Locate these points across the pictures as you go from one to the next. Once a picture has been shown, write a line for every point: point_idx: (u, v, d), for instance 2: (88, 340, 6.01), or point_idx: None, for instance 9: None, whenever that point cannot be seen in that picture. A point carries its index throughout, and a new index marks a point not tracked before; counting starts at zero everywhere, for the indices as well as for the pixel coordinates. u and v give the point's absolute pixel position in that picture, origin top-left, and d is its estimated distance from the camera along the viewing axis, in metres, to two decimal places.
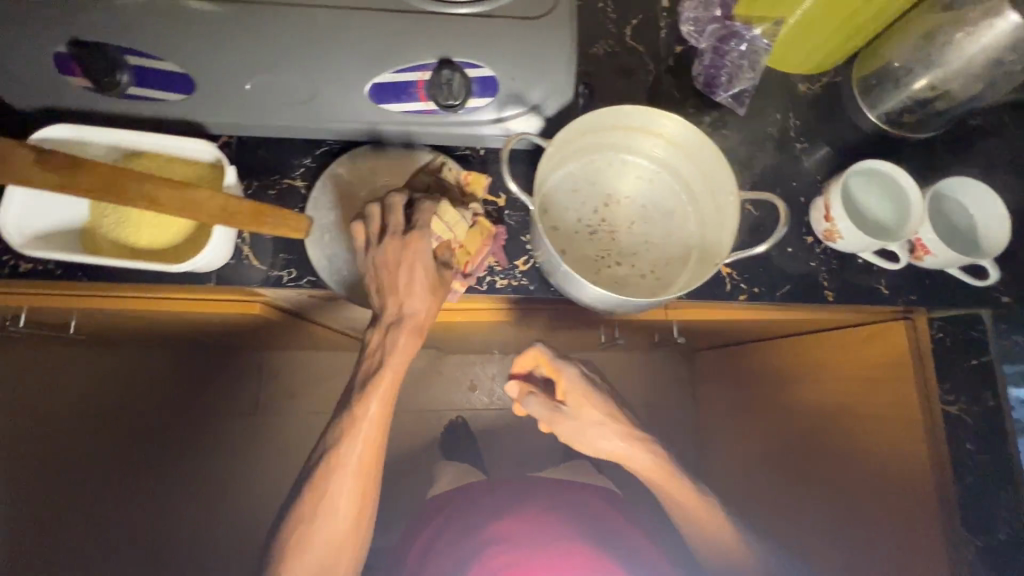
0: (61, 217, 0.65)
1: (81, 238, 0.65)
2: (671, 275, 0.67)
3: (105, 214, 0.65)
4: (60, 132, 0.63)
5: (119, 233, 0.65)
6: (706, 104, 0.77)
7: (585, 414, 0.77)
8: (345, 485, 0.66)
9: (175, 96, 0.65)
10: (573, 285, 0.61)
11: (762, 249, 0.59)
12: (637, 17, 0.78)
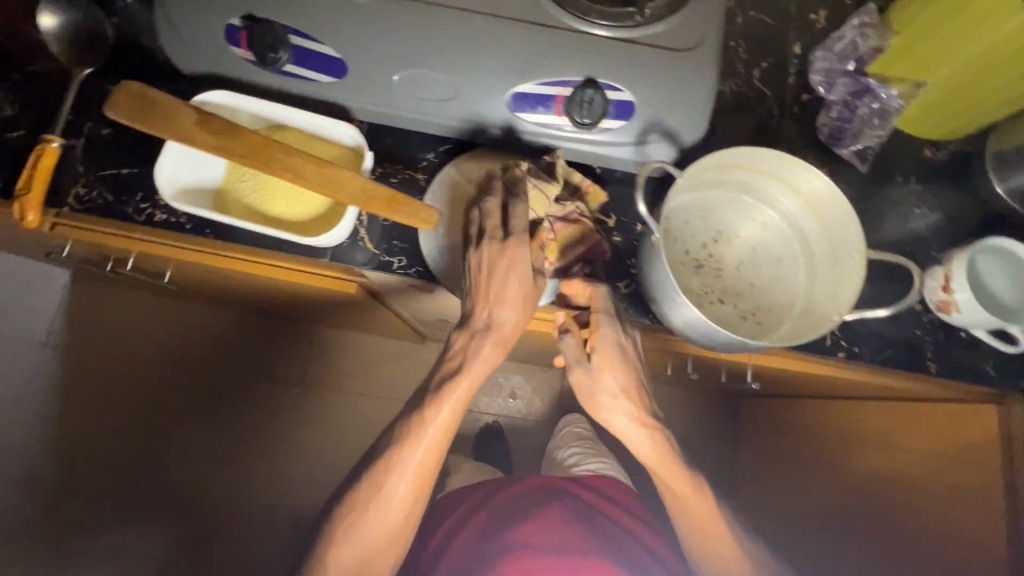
0: (203, 176, 0.67)
1: (217, 199, 0.67)
2: (773, 320, 0.67)
3: (245, 180, 0.68)
4: (220, 97, 0.67)
5: (255, 199, 0.67)
6: (826, 155, 0.76)
7: (605, 379, 0.65)
8: (405, 480, 0.66)
9: (325, 80, 0.67)
10: (683, 317, 0.62)
11: (883, 312, 0.58)
12: (767, 61, 0.79)
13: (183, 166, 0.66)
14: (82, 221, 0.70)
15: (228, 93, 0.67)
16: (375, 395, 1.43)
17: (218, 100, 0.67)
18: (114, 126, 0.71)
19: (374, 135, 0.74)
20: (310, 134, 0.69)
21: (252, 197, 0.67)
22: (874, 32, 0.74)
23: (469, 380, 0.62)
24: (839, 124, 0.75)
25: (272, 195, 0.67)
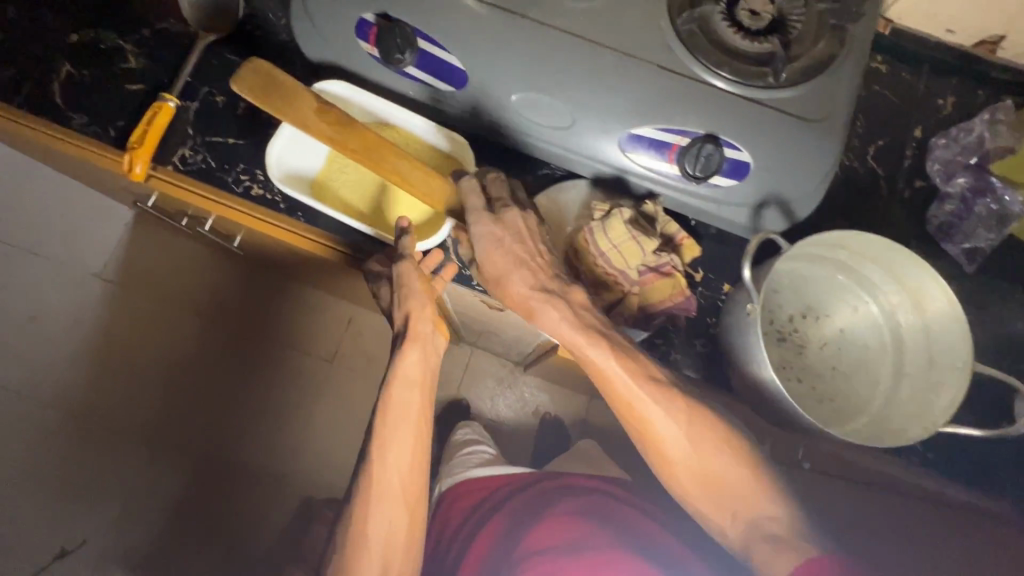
0: (307, 163, 0.70)
1: (316, 186, 0.70)
2: (849, 410, 0.64)
3: (347, 174, 0.71)
4: (338, 88, 0.69)
5: (353, 195, 0.70)
6: (931, 247, 0.73)
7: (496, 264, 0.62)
8: (398, 468, 0.66)
9: (444, 87, 0.68)
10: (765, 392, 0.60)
11: (973, 432, 0.57)
12: (884, 139, 0.76)
13: (292, 149, 0.69)
14: (180, 182, 0.71)
15: (346, 85, 0.69)
16: None
17: (336, 92, 0.69)
18: (229, 96, 0.73)
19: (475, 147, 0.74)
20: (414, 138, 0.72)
21: (351, 192, 0.70)
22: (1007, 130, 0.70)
23: (401, 381, 0.66)
24: (951, 220, 0.72)
25: (370, 193, 0.71)
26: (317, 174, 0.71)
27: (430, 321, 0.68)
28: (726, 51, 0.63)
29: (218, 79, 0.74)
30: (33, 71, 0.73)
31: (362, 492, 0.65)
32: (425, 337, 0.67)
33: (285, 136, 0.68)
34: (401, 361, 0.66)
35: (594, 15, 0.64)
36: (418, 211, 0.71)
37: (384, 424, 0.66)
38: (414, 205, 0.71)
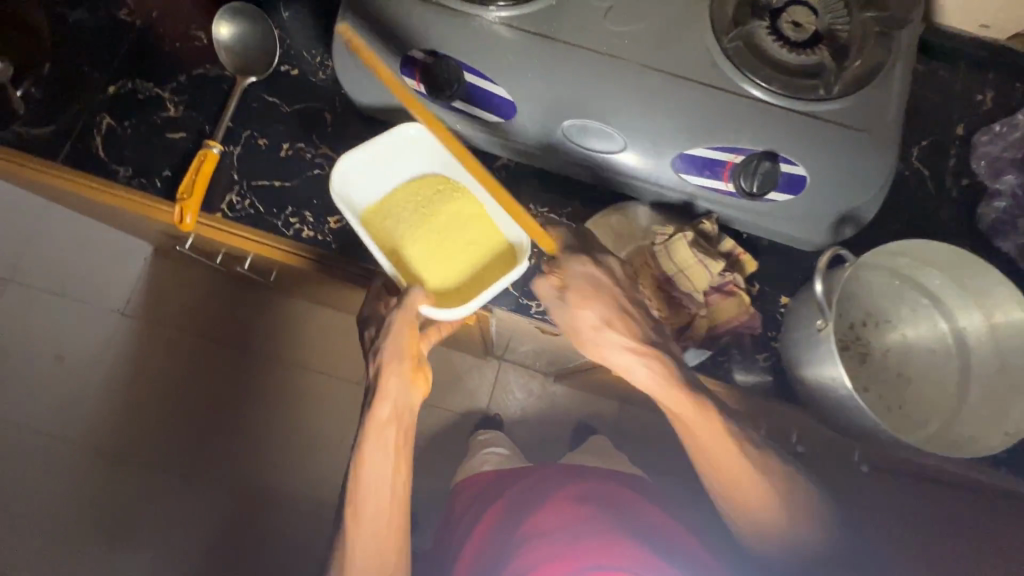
0: (367, 194, 0.70)
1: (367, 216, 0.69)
2: (921, 417, 0.64)
3: (399, 216, 0.70)
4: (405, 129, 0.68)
5: (393, 236, 0.68)
6: (984, 245, 0.73)
7: (585, 309, 0.63)
8: (376, 519, 0.66)
9: (493, 119, 0.68)
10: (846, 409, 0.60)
11: None
12: (927, 140, 0.76)
13: (356, 177, 0.69)
14: (231, 229, 0.71)
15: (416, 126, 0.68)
16: None
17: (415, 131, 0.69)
18: (272, 139, 0.73)
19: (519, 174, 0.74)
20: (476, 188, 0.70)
21: (394, 232, 0.69)
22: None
23: (378, 429, 0.67)
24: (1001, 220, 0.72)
25: (410, 239, 0.69)
26: (370, 205, 0.70)
27: (408, 367, 0.67)
28: (775, 66, 0.63)
29: (260, 123, 0.74)
30: (73, 126, 0.72)
31: (345, 547, 0.66)
32: (398, 389, 0.67)
33: (353, 158, 0.68)
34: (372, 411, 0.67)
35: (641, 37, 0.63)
36: (449, 273, 0.68)
37: (362, 474, 0.67)
38: (447, 265, 0.68)
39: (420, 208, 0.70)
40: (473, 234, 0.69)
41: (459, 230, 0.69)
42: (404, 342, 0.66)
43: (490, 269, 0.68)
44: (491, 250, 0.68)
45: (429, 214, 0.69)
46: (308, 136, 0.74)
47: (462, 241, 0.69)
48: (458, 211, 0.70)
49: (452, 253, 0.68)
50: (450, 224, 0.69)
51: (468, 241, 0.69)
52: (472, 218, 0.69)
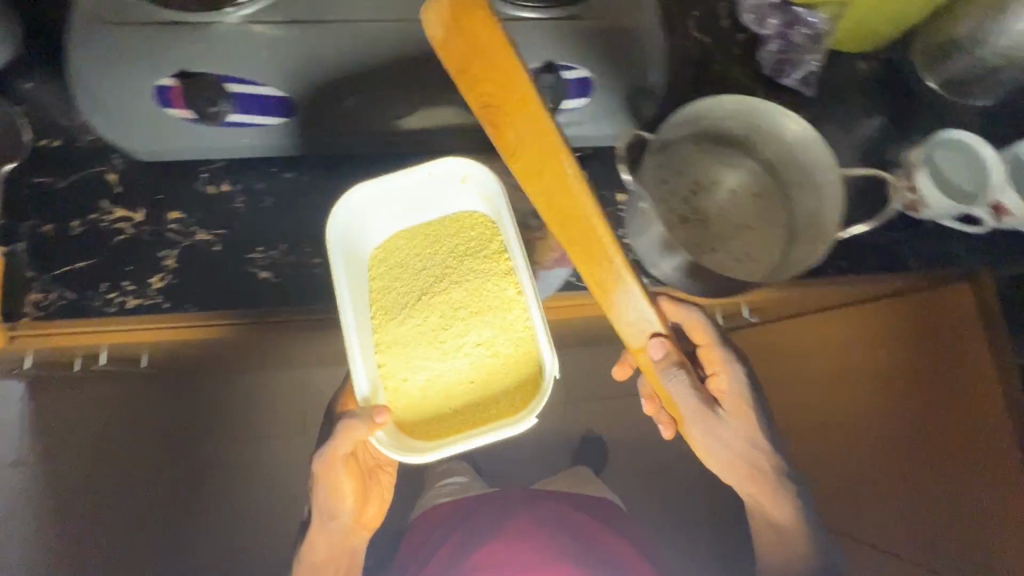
0: (381, 235, 0.71)
1: (374, 256, 0.71)
2: (766, 256, 0.69)
3: (406, 270, 0.70)
4: (448, 164, 0.66)
5: (394, 298, 0.69)
6: (774, 87, 0.79)
7: (737, 422, 0.70)
8: None
9: (274, 121, 0.65)
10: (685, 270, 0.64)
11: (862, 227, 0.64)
12: (699, 9, 0.80)
13: (372, 214, 0.68)
14: (45, 329, 0.65)
15: (464, 162, 0.66)
16: None
17: (458, 170, 0.66)
18: (57, 222, 0.67)
19: (334, 167, 0.72)
20: (491, 285, 0.68)
21: (393, 293, 0.69)
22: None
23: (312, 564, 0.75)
24: (778, 60, 0.77)
25: (416, 315, 0.68)
26: (378, 246, 0.71)
27: (344, 511, 0.77)
28: None
29: (37, 210, 0.67)
30: None
31: None
32: (333, 535, 0.76)
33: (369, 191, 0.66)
34: (306, 548, 0.75)
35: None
36: (439, 378, 0.66)
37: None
38: (439, 364, 0.67)
39: (442, 263, 0.70)
40: (492, 345, 0.66)
41: (472, 336, 0.67)
42: (338, 494, 0.73)
43: (488, 401, 0.65)
44: (505, 381, 0.65)
45: (443, 283, 0.69)
46: (98, 206, 0.68)
47: (466, 351, 0.67)
48: (482, 293, 0.68)
49: (449, 357, 0.67)
50: (469, 313, 0.68)
51: (477, 356, 0.66)
52: (496, 322, 0.67)
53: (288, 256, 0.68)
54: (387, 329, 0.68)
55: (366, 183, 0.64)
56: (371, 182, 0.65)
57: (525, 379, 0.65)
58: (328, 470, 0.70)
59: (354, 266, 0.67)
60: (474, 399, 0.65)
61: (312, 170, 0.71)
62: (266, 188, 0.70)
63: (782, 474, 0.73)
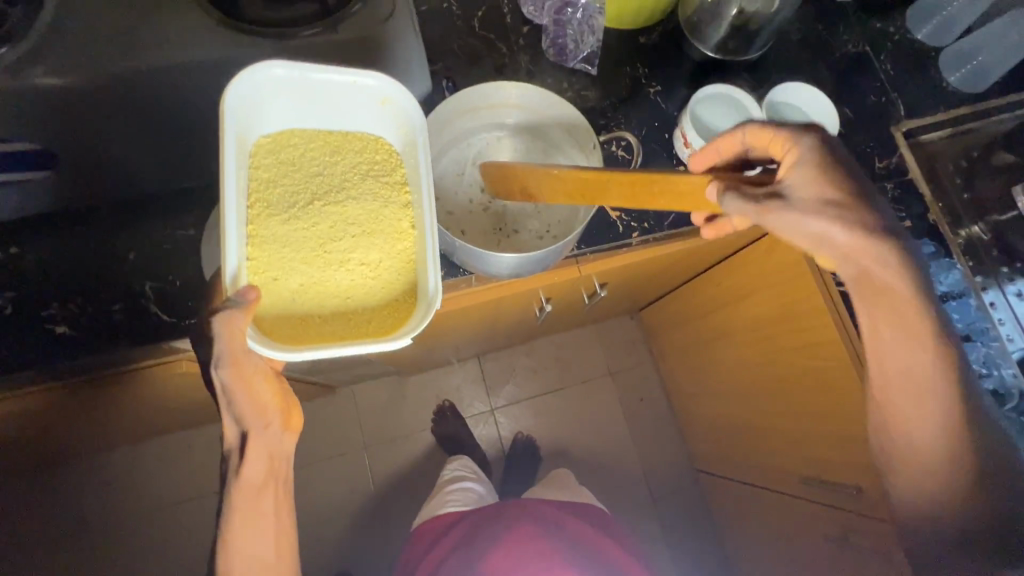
0: (276, 128, 0.63)
1: (262, 146, 0.63)
2: (565, 229, 0.74)
3: (298, 170, 0.63)
4: (378, 80, 0.61)
5: (280, 194, 0.62)
6: (562, 72, 0.83)
7: (812, 195, 0.55)
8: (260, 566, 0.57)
9: (43, 174, 0.65)
10: (477, 258, 0.66)
11: None
12: (481, 9, 0.83)
13: (270, 101, 0.61)
14: None
15: (396, 84, 0.61)
16: (334, 454, 1.47)
17: (379, 90, 0.62)
18: None
19: (129, 212, 0.71)
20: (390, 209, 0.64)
21: (282, 190, 0.62)
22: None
23: (247, 492, 0.58)
24: (557, 42, 0.83)
25: (306, 221, 0.62)
26: (271, 137, 0.63)
27: (275, 417, 0.62)
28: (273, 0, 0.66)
29: None
30: None
31: None
32: (269, 454, 0.60)
33: (280, 78, 0.59)
34: (237, 473, 0.58)
35: (124, 25, 0.60)
36: (314, 284, 0.60)
37: (230, 545, 0.57)
38: (317, 271, 0.61)
39: (337, 173, 0.64)
40: (375, 268, 0.62)
41: (358, 255, 0.62)
42: (259, 399, 0.59)
43: (356, 319, 0.60)
44: (372, 303, 0.61)
45: (336, 195, 0.63)
46: None
47: (348, 265, 0.61)
48: (377, 217, 0.63)
49: (328, 271, 0.61)
50: (363, 232, 0.63)
51: (363, 271, 0.61)
52: (382, 245, 0.63)
53: (84, 308, 0.67)
54: (263, 225, 0.60)
55: (277, 62, 0.57)
56: (289, 63, 0.58)
57: (391, 303, 0.61)
58: (240, 368, 0.56)
59: (242, 153, 0.59)
60: (340, 312, 0.60)
61: (103, 219, 0.71)
62: (49, 243, 0.69)
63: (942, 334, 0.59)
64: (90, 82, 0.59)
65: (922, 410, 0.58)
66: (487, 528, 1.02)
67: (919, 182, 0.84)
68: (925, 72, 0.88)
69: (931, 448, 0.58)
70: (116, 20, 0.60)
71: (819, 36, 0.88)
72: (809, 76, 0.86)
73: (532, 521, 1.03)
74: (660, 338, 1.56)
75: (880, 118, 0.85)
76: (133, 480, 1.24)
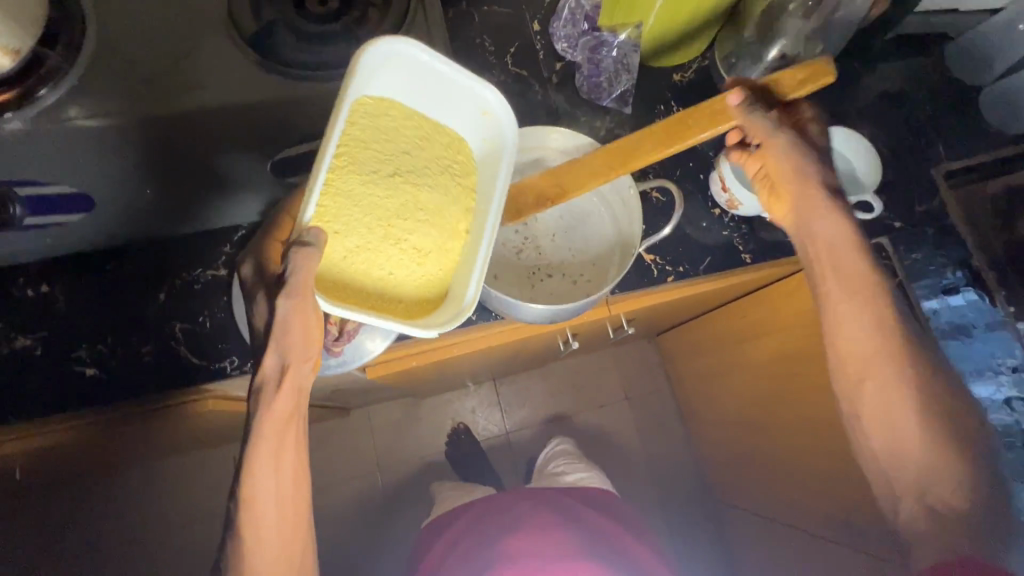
0: (378, 90, 0.61)
1: (361, 101, 0.60)
2: (599, 274, 0.73)
3: (386, 139, 0.61)
4: (490, 95, 0.62)
5: (366, 155, 0.60)
6: (595, 110, 0.83)
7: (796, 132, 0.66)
8: (275, 501, 0.59)
9: (77, 217, 0.64)
10: (513, 309, 0.65)
11: (668, 230, 0.68)
12: (514, 46, 0.84)
13: (388, 66, 0.59)
14: None
15: (505, 104, 0.62)
16: (345, 476, 1.45)
17: (487, 103, 0.62)
18: None
19: (159, 251, 0.71)
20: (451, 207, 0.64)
21: (368, 151, 0.60)
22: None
23: (274, 424, 0.58)
24: (591, 80, 0.81)
25: (381, 195, 0.60)
26: (371, 96, 0.61)
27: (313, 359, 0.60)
28: (312, 41, 0.66)
29: None
30: None
31: (241, 531, 0.58)
32: (300, 387, 0.59)
33: (411, 55, 0.58)
34: (268, 409, 0.57)
35: (169, 71, 0.61)
36: (367, 252, 0.59)
37: (251, 473, 0.58)
38: (374, 240, 0.60)
39: (422, 159, 0.63)
40: (422, 255, 0.62)
41: (415, 245, 0.62)
42: (310, 335, 0.57)
43: (389, 297, 0.60)
44: (411, 291, 0.61)
45: (415, 179, 0.62)
46: None
47: (402, 249, 0.61)
48: (442, 213, 0.63)
49: (383, 245, 0.60)
50: (428, 224, 0.62)
51: (415, 259, 0.61)
52: (438, 242, 0.62)
53: (114, 349, 0.66)
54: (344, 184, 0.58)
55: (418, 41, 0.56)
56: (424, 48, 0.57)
57: (426, 297, 0.62)
58: (302, 305, 0.54)
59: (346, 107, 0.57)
60: (378, 288, 0.60)
61: (134, 258, 0.70)
62: (81, 282, 0.68)
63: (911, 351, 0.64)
64: (123, 123, 0.58)
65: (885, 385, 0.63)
66: (502, 516, 1.02)
67: (961, 226, 0.81)
68: (966, 112, 0.87)
69: (902, 417, 0.62)
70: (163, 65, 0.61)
71: (857, 74, 0.86)
72: (847, 116, 0.85)
73: (547, 510, 1.03)
74: (677, 364, 1.54)
75: (919, 160, 0.84)
76: (146, 501, 1.23)
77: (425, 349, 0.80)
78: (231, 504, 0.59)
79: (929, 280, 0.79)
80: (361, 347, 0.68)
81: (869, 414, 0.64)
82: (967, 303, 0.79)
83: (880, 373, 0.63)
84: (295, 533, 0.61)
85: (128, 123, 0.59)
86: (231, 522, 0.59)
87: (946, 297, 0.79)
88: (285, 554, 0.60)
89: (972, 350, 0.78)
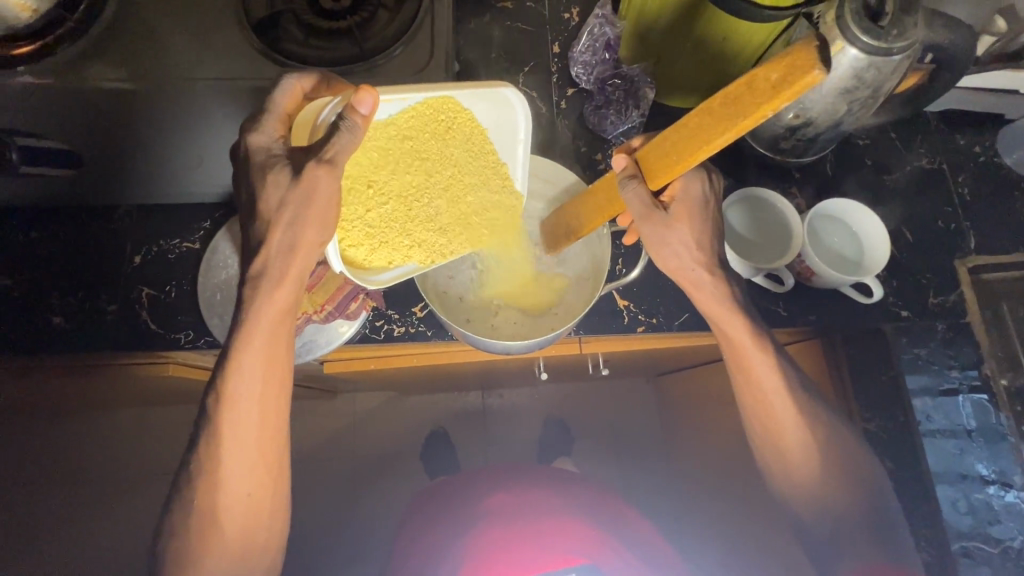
0: (473, 107, 0.59)
1: (449, 102, 0.57)
2: (567, 309, 0.70)
3: (476, 137, 0.61)
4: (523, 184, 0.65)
5: (462, 131, 0.60)
6: (598, 142, 0.80)
7: (684, 225, 0.59)
8: (253, 410, 0.56)
9: (64, 171, 0.67)
10: (475, 341, 0.64)
11: (636, 275, 0.65)
12: (530, 65, 0.82)
13: (502, 111, 0.60)
14: None
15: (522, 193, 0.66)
16: None
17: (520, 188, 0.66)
18: None
19: (145, 216, 0.74)
20: (456, 227, 0.64)
21: (463, 133, 0.60)
22: (617, 17, 0.75)
23: (270, 322, 0.55)
24: (598, 111, 0.79)
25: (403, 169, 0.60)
26: (489, 111, 0.60)
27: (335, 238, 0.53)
28: (317, 36, 0.66)
29: None
30: None
31: (213, 429, 0.57)
32: (302, 282, 0.55)
33: (513, 121, 0.60)
34: (263, 302, 0.54)
35: (168, 41, 0.61)
36: (401, 188, 0.60)
37: (236, 365, 0.55)
38: (413, 187, 0.61)
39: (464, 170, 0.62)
40: (421, 224, 0.61)
41: (384, 219, 0.59)
42: (330, 210, 0.50)
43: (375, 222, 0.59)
44: (392, 233, 0.60)
45: (465, 185, 0.63)
46: None
47: (371, 210, 0.58)
48: (455, 220, 0.64)
49: (412, 193, 0.61)
50: (434, 219, 0.62)
51: (376, 230, 0.59)
52: (431, 230, 0.62)
53: (82, 303, 0.70)
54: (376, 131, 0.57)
55: (529, 110, 0.59)
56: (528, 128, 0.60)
57: (384, 248, 0.59)
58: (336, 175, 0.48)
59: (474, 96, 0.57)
60: (383, 211, 0.59)
61: (121, 220, 0.74)
62: (67, 234, 0.73)
63: (809, 419, 0.65)
64: (137, 88, 0.59)
65: (804, 448, 0.64)
66: (466, 497, 0.97)
67: (977, 328, 0.74)
68: (1010, 204, 0.79)
69: (822, 481, 0.64)
70: (164, 36, 0.61)
71: (893, 147, 0.80)
72: (873, 189, 0.78)
73: (542, 488, 0.95)
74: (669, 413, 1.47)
75: (945, 248, 0.76)
76: None
77: (384, 355, 0.80)
78: (208, 398, 0.57)
79: (928, 380, 0.73)
80: (310, 344, 0.68)
81: (796, 478, 0.65)
82: (965, 411, 0.72)
83: (786, 440, 0.65)
84: (275, 442, 0.58)
85: (127, 88, 0.59)
86: (207, 420, 0.57)
87: (943, 401, 0.72)
88: (264, 463, 0.58)
89: (962, 459, 0.71)
